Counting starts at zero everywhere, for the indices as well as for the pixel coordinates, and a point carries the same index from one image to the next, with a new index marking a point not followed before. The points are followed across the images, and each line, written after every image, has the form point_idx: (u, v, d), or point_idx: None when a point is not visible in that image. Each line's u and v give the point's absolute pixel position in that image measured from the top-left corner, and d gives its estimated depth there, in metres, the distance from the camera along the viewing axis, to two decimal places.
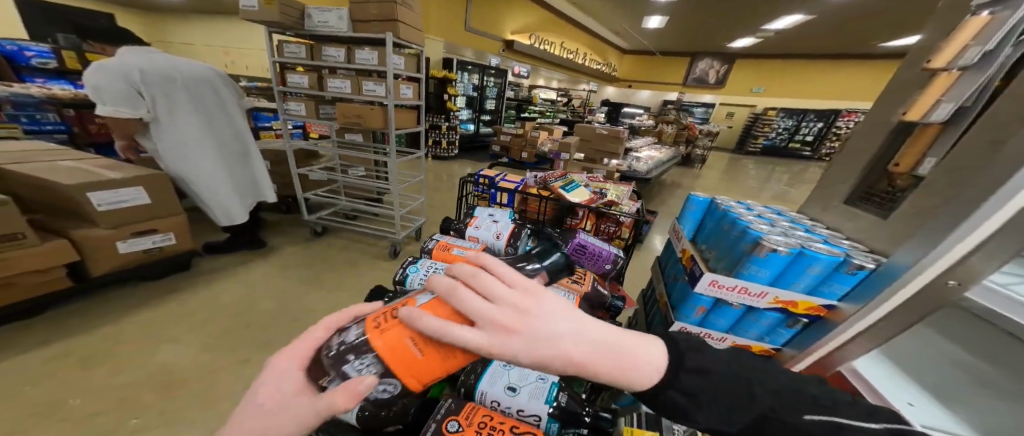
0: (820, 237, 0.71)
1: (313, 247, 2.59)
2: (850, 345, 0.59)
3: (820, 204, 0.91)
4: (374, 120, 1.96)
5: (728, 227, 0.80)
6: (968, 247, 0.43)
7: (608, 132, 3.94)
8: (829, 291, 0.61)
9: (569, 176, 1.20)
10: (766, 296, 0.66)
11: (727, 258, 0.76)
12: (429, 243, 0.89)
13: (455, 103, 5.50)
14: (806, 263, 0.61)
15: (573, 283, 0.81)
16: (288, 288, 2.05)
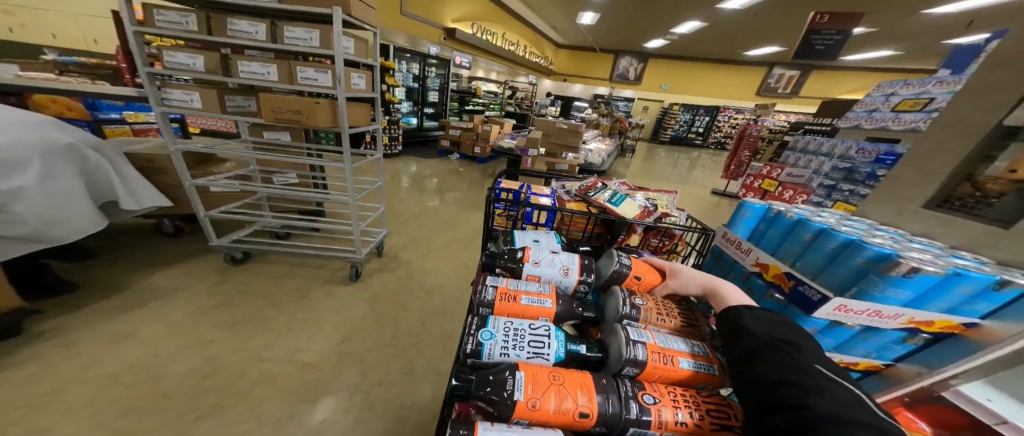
0: (935, 248, 0.63)
1: (237, 277, 1.98)
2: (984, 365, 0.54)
3: (891, 207, 0.90)
4: (319, 119, 1.43)
5: (815, 237, 0.68)
6: None
7: (567, 126, 3.92)
8: (971, 309, 0.54)
9: (607, 185, 1.04)
10: (900, 317, 0.57)
11: (830, 275, 0.64)
12: (488, 293, 0.66)
13: (395, 94, 4.88)
14: (956, 282, 0.52)
15: (683, 325, 0.64)
16: (212, 341, 1.51)
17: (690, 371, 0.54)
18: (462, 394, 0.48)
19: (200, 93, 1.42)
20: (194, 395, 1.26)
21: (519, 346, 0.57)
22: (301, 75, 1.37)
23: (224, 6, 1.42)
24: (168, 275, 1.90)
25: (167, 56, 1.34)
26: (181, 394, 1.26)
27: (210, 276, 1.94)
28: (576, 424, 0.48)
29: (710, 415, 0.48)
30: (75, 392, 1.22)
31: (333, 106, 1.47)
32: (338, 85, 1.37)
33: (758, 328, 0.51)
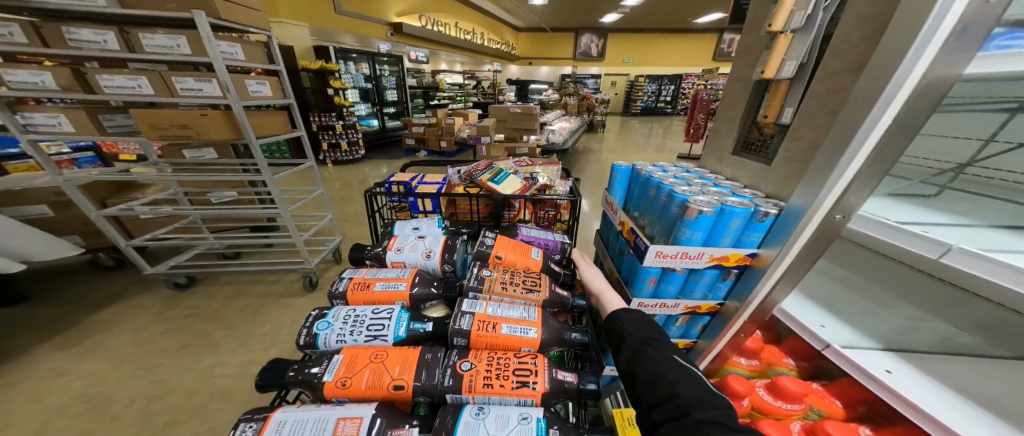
0: (727, 189, 0.77)
1: (185, 302, 1.73)
2: (777, 286, 0.68)
3: (714, 157, 1.03)
4: (211, 131, 1.40)
5: (654, 192, 0.79)
6: (843, 186, 0.55)
7: (520, 109, 3.88)
8: (749, 241, 0.69)
9: (496, 165, 1.09)
10: (704, 256, 0.70)
11: (661, 225, 0.75)
12: (339, 284, 0.69)
13: (344, 97, 4.68)
14: (727, 219, 0.66)
15: (527, 291, 0.70)
16: (161, 364, 1.34)
17: (511, 335, 0.60)
18: (280, 383, 0.54)
19: (67, 116, 1.37)
20: (145, 418, 1.12)
21: (356, 331, 0.60)
22: (180, 85, 1.33)
23: (66, 15, 1.32)
24: (108, 306, 1.70)
25: (6, 75, 1.26)
26: (131, 418, 1.12)
27: (148, 307, 1.70)
28: (392, 397, 0.52)
29: (514, 373, 0.54)
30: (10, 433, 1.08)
31: (228, 117, 1.42)
32: (227, 94, 1.35)
33: (629, 327, 0.56)
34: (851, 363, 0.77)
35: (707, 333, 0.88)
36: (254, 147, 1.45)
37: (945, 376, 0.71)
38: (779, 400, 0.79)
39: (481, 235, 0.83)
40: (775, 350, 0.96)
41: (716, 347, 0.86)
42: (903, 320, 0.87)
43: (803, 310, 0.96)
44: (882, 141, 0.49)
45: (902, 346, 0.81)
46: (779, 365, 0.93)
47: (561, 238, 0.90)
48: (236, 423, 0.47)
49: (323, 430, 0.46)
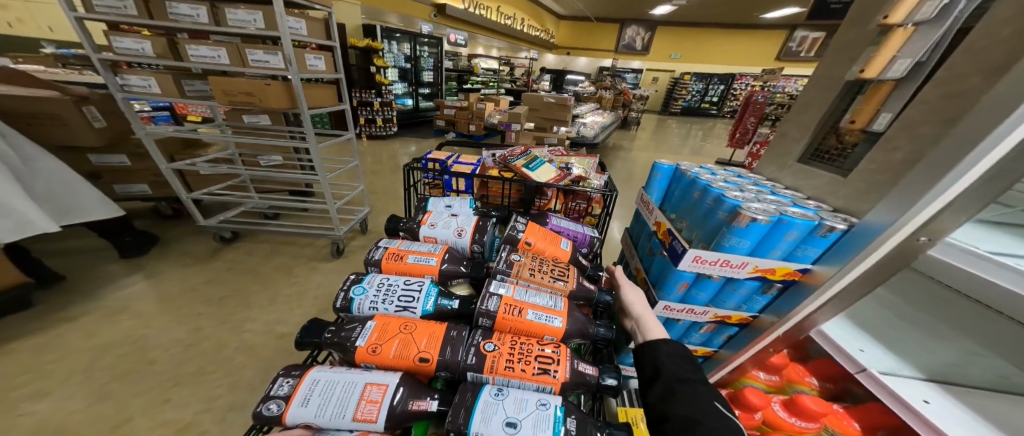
0: (787, 199, 0.71)
1: (227, 255, 1.90)
2: (829, 303, 0.62)
3: (774, 163, 0.97)
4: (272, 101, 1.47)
5: (699, 195, 0.74)
6: (934, 209, 0.46)
7: (554, 100, 3.76)
8: (803, 255, 0.63)
9: (531, 152, 1.08)
10: (747, 266, 0.65)
11: (703, 230, 0.71)
12: (376, 253, 0.71)
13: (383, 75, 4.77)
14: (784, 230, 0.61)
15: (555, 280, 0.69)
16: (199, 314, 1.47)
17: (534, 321, 0.60)
18: (314, 343, 0.57)
19: (156, 79, 1.49)
20: (180, 360, 1.25)
21: (388, 301, 0.62)
22: (251, 57, 1.41)
23: None
24: (165, 253, 1.89)
25: (115, 42, 1.40)
26: (163, 363, 1.24)
27: (199, 256, 1.88)
28: (417, 369, 0.54)
29: (536, 360, 0.54)
30: (79, 356, 1.24)
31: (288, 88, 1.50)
32: (288, 67, 1.42)
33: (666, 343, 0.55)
34: (886, 390, 0.72)
35: (730, 344, 0.84)
36: (306, 118, 1.53)
37: (995, 419, 0.65)
38: (794, 417, 0.75)
39: (512, 219, 0.83)
40: (799, 369, 0.93)
41: (739, 358, 0.82)
42: (958, 355, 0.79)
43: (838, 331, 0.89)
44: (1003, 161, 0.40)
45: (953, 383, 0.74)
46: (801, 385, 0.89)
47: (591, 232, 0.88)
48: (275, 377, 0.52)
49: (351, 394, 0.49)
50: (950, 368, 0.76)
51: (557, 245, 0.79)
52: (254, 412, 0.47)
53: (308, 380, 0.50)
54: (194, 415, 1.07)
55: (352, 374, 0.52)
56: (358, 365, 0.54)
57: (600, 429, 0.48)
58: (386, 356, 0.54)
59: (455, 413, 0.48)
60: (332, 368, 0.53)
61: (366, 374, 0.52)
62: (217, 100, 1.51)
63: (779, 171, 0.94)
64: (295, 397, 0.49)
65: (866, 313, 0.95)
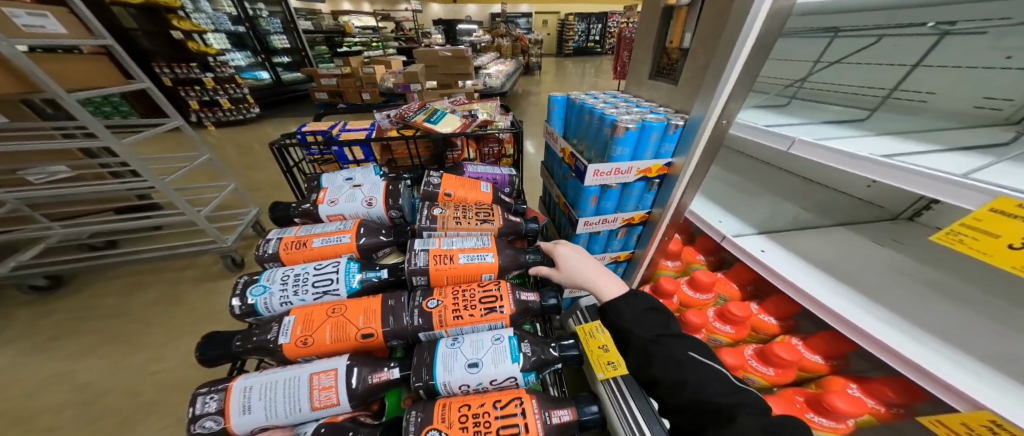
0: (646, 108, 0.82)
1: (64, 302, 1.39)
2: (687, 187, 0.76)
3: (635, 83, 1.06)
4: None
5: (588, 118, 0.81)
6: (724, 101, 0.59)
7: (451, 53, 3.50)
8: (666, 152, 0.75)
9: (430, 105, 1.02)
10: (632, 170, 0.75)
11: (595, 148, 0.79)
12: (267, 246, 0.61)
13: (214, 44, 3.64)
14: (647, 134, 0.71)
15: (482, 222, 0.70)
16: (58, 377, 1.09)
17: (467, 265, 0.60)
18: (230, 354, 0.50)
19: None
20: (83, 423, 0.96)
21: (302, 291, 0.55)
22: None
23: None
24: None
25: None
26: (64, 427, 0.95)
27: (8, 320, 1.32)
28: (363, 345, 0.51)
29: (481, 302, 0.56)
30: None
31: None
32: None
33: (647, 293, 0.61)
34: (739, 248, 0.92)
35: (642, 242, 0.98)
36: (68, 108, 1.03)
37: (797, 249, 0.90)
38: (698, 293, 0.95)
39: (425, 176, 0.78)
40: (692, 251, 1.15)
41: (649, 255, 0.97)
42: (773, 209, 1.08)
43: (704, 211, 1.09)
44: (749, 61, 0.53)
45: (773, 227, 0.99)
46: (696, 263, 1.11)
47: (508, 171, 0.89)
48: (193, 396, 0.44)
49: (298, 388, 0.45)
50: (768, 219, 1.03)
51: (478, 189, 0.78)
52: (185, 435, 0.42)
53: (239, 390, 0.45)
54: None
55: (291, 372, 0.47)
56: (299, 360, 0.50)
57: (551, 344, 0.54)
58: (325, 344, 0.49)
59: (418, 376, 0.48)
60: (264, 370, 0.48)
61: (307, 369, 0.47)
62: None
63: (638, 88, 1.04)
64: (231, 408, 0.43)
65: (719, 193, 1.19)
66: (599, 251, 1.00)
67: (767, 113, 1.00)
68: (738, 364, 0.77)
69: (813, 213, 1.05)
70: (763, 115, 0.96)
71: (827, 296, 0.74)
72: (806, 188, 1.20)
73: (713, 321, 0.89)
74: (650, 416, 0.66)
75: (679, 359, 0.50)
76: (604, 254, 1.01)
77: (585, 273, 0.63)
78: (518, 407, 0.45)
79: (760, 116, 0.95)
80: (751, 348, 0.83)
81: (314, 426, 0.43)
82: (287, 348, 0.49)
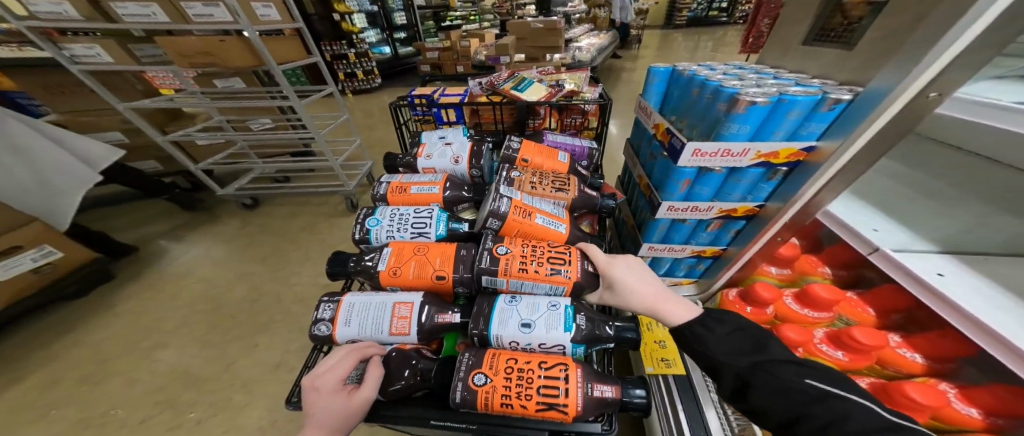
0: (790, 81, 0.63)
1: (256, 220, 1.91)
2: (833, 183, 0.56)
3: (778, 50, 0.85)
4: (234, 59, 1.34)
5: (697, 92, 0.65)
6: (938, 68, 0.37)
7: (543, 24, 3.35)
8: (808, 133, 0.56)
9: (519, 74, 1.04)
10: (749, 153, 0.60)
11: (702, 126, 0.64)
12: (379, 188, 0.73)
13: (351, 21, 4.26)
14: (785, 110, 0.54)
15: (557, 191, 0.71)
16: (251, 272, 1.55)
17: (541, 224, 0.64)
18: (342, 272, 0.64)
19: (101, 45, 1.29)
20: (263, 308, 1.37)
21: (403, 229, 0.66)
22: (190, 11, 1.19)
23: None
24: (198, 222, 1.90)
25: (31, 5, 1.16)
26: (253, 311, 1.37)
27: (224, 223, 1.89)
28: (436, 286, 0.60)
29: (548, 262, 0.58)
30: (173, 312, 1.39)
31: (248, 44, 1.32)
32: (237, 18, 1.20)
33: None
34: (897, 266, 0.64)
35: (739, 239, 0.80)
36: (279, 77, 1.36)
37: (1016, 285, 0.58)
38: (806, 309, 0.76)
39: (506, 140, 0.82)
40: (811, 260, 0.89)
41: (746, 255, 0.79)
42: (976, 219, 0.72)
43: (846, 213, 0.80)
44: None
45: (972, 251, 0.66)
46: (814, 275, 0.87)
47: (588, 143, 0.87)
48: (319, 302, 0.58)
49: (384, 313, 0.55)
50: (964, 235, 0.70)
51: (557, 159, 0.79)
52: (310, 332, 0.56)
53: (344, 304, 0.57)
54: (279, 357, 1.19)
55: (377, 300, 0.57)
56: (388, 291, 0.61)
57: (607, 324, 0.55)
58: (407, 279, 0.59)
59: (476, 322, 0.54)
60: (362, 293, 0.59)
61: (388, 299, 0.57)
62: (176, 64, 1.36)
63: (784, 57, 0.82)
64: (339, 318, 0.56)
65: (871, 190, 0.87)
66: (679, 241, 0.86)
67: (1011, 89, 0.70)
68: None
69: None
70: (1008, 90, 0.69)
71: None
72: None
73: (817, 342, 0.70)
74: (695, 415, 0.68)
75: (788, 389, 0.39)
76: (684, 245, 0.87)
77: (645, 296, 0.54)
78: (562, 372, 0.48)
79: (998, 92, 0.69)
80: (866, 383, 0.64)
81: (389, 349, 0.54)
82: (381, 278, 0.60)
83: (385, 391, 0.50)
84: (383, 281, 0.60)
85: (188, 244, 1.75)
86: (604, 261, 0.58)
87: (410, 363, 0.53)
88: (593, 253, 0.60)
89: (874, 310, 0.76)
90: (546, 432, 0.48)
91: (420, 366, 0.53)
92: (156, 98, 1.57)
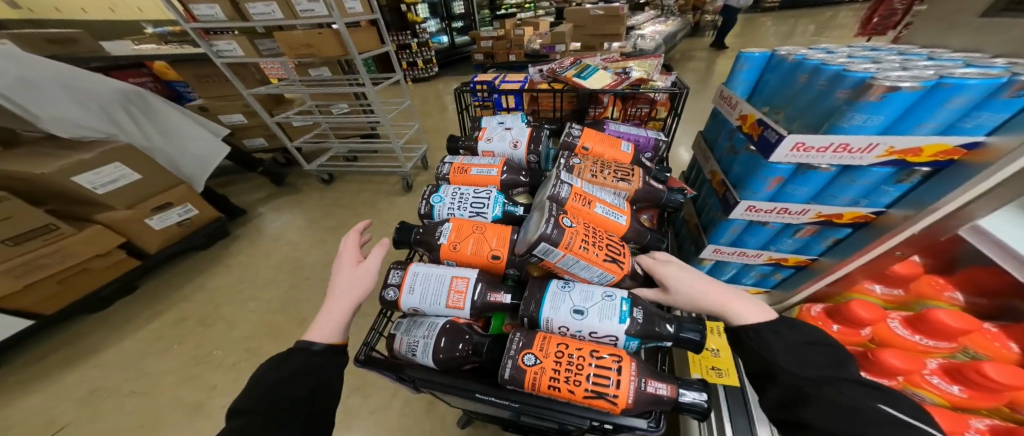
0: (957, 63, 0.51)
1: (329, 193, 2.14)
2: (1000, 190, 0.45)
3: (948, 15, 0.69)
4: (327, 49, 1.48)
5: (804, 79, 0.57)
6: None
7: (604, 10, 3.19)
8: (973, 126, 0.46)
9: (582, 61, 1.01)
10: (876, 148, 0.51)
11: (809, 116, 0.55)
12: (443, 168, 0.77)
13: (414, 11, 4.45)
14: (944, 97, 0.44)
15: (619, 180, 0.69)
16: (325, 239, 1.75)
17: (600, 214, 0.62)
18: (406, 241, 0.69)
19: (236, 41, 1.54)
20: None
21: (463, 207, 0.69)
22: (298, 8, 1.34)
23: None
24: (284, 192, 2.19)
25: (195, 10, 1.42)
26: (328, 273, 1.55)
27: (305, 195, 2.15)
28: (490, 264, 0.62)
29: (606, 250, 0.57)
30: (267, 268, 1.63)
31: (338, 36, 1.45)
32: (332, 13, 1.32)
33: None
34: None
35: (837, 249, 0.70)
36: (358, 65, 1.48)
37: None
38: (918, 335, 0.64)
39: (567, 127, 0.81)
40: (936, 282, 0.75)
41: (845, 267, 0.69)
42: None
43: (1006, 227, 0.64)
44: None
45: None
46: (934, 300, 0.74)
47: (654, 134, 0.82)
48: (389, 269, 0.63)
49: (443, 284, 0.59)
50: None
51: (620, 148, 0.76)
52: (381, 297, 0.61)
53: (408, 271, 0.62)
54: None
55: (438, 271, 0.61)
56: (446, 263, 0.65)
57: (668, 321, 0.52)
58: (464, 253, 0.62)
59: (526, 303, 0.56)
60: (422, 263, 0.64)
61: (447, 271, 0.61)
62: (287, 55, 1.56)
63: (951, 34, 0.69)
64: (404, 285, 0.61)
65: None
66: (754, 245, 0.77)
67: None
68: None
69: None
70: None
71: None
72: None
73: (926, 372, 0.61)
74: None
75: (851, 405, 0.35)
76: (760, 251, 0.78)
77: (703, 295, 0.51)
78: (614, 364, 0.47)
79: None
80: (984, 423, 0.55)
81: (444, 320, 0.58)
82: (440, 251, 0.64)
83: (437, 361, 0.54)
84: (445, 253, 0.64)
85: (278, 211, 2.02)
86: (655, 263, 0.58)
87: (462, 337, 0.57)
88: (643, 257, 0.60)
89: (1017, 346, 0.62)
90: (590, 422, 0.48)
91: (472, 340, 0.57)
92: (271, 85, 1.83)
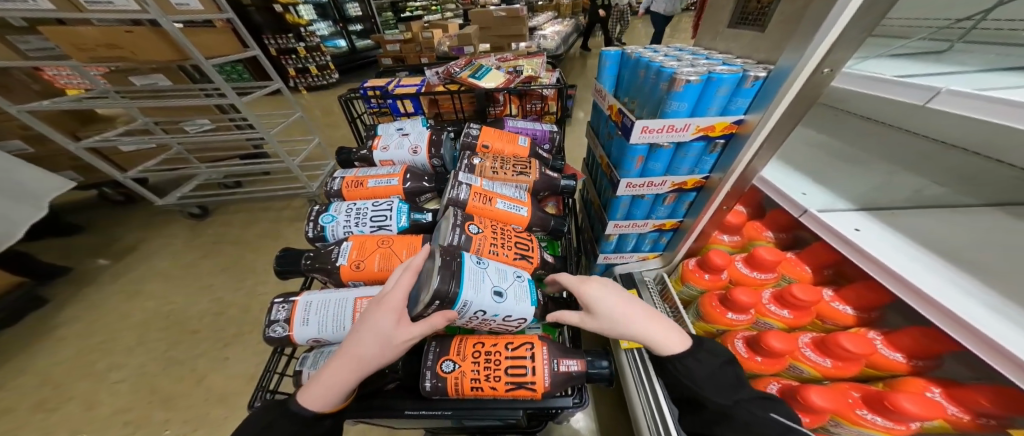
0: (718, 61, 0.66)
1: (209, 229, 1.77)
2: (760, 152, 0.60)
3: (711, 32, 0.88)
4: (146, 51, 1.20)
5: (643, 73, 0.68)
6: (827, 47, 0.42)
7: (506, 12, 3.29)
8: (736, 108, 0.60)
9: (476, 62, 1.03)
10: (690, 128, 0.63)
11: (649, 105, 0.67)
12: (334, 184, 0.71)
13: (300, 13, 3.96)
14: (715, 87, 0.57)
15: (518, 175, 0.72)
16: (211, 285, 1.45)
17: (503, 209, 0.64)
18: (295, 270, 0.61)
19: None
20: (225, 322, 1.28)
21: (361, 223, 0.64)
22: None
23: None
24: (144, 237, 1.74)
25: None
26: (217, 325, 1.28)
27: (175, 236, 1.74)
28: None
29: (516, 248, 0.59)
30: (125, 335, 1.27)
31: (162, 36, 1.18)
32: (145, 8, 1.08)
33: None
34: (823, 226, 0.71)
35: (693, 211, 0.85)
36: (207, 71, 1.24)
37: (911, 230, 0.67)
38: (754, 271, 0.81)
39: (466, 127, 0.82)
40: (756, 226, 0.96)
41: (699, 225, 0.84)
42: (881, 180, 0.82)
43: (780, 180, 0.86)
44: None
45: (878, 205, 0.75)
46: (760, 240, 0.94)
47: (548, 127, 0.88)
48: (271, 304, 0.55)
49: (345, 309, 0.54)
50: (873, 193, 0.78)
51: (517, 142, 0.80)
52: (264, 335, 0.53)
53: (302, 303, 0.54)
54: (255, 367, 1.13)
55: (339, 297, 0.55)
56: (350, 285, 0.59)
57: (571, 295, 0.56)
58: (370, 271, 0.58)
59: (439, 278, 0.45)
60: (317, 290, 0.57)
61: (351, 294, 0.55)
62: (73, 57, 1.20)
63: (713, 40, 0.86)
64: (295, 319, 0.53)
65: (802, 159, 0.94)
66: (640, 216, 0.90)
67: (902, 63, 0.77)
68: (787, 349, 0.64)
69: (951, 189, 0.78)
70: (898, 64, 0.76)
71: (945, 293, 0.53)
72: (937, 153, 0.91)
73: (766, 303, 0.76)
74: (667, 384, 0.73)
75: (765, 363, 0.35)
76: (645, 220, 0.91)
77: (643, 332, 0.50)
78: (528, 351, 0.49)
79: (892, 65, 0.75)
80: (809, 337, 0.69)
81: None
82: (344, 275, 0.58)
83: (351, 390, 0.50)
84: (345, 276, 0.58)
85: (134, 260, 1.59)
86: (595, 296, 0.52)
87: None
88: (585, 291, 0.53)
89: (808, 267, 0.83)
90: (521, 411, 0.49)
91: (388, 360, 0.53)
92: (63, 99, 1.39)
